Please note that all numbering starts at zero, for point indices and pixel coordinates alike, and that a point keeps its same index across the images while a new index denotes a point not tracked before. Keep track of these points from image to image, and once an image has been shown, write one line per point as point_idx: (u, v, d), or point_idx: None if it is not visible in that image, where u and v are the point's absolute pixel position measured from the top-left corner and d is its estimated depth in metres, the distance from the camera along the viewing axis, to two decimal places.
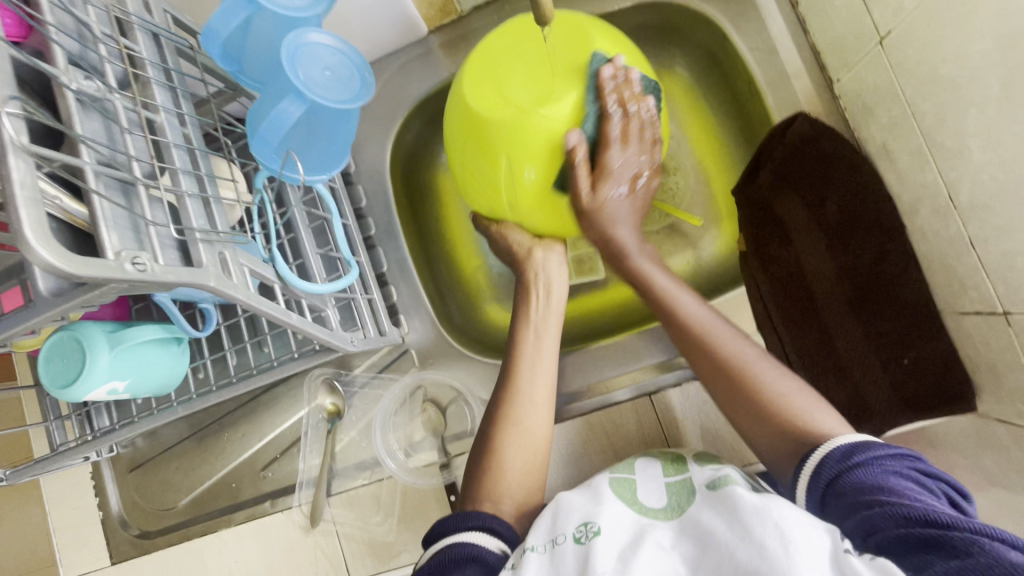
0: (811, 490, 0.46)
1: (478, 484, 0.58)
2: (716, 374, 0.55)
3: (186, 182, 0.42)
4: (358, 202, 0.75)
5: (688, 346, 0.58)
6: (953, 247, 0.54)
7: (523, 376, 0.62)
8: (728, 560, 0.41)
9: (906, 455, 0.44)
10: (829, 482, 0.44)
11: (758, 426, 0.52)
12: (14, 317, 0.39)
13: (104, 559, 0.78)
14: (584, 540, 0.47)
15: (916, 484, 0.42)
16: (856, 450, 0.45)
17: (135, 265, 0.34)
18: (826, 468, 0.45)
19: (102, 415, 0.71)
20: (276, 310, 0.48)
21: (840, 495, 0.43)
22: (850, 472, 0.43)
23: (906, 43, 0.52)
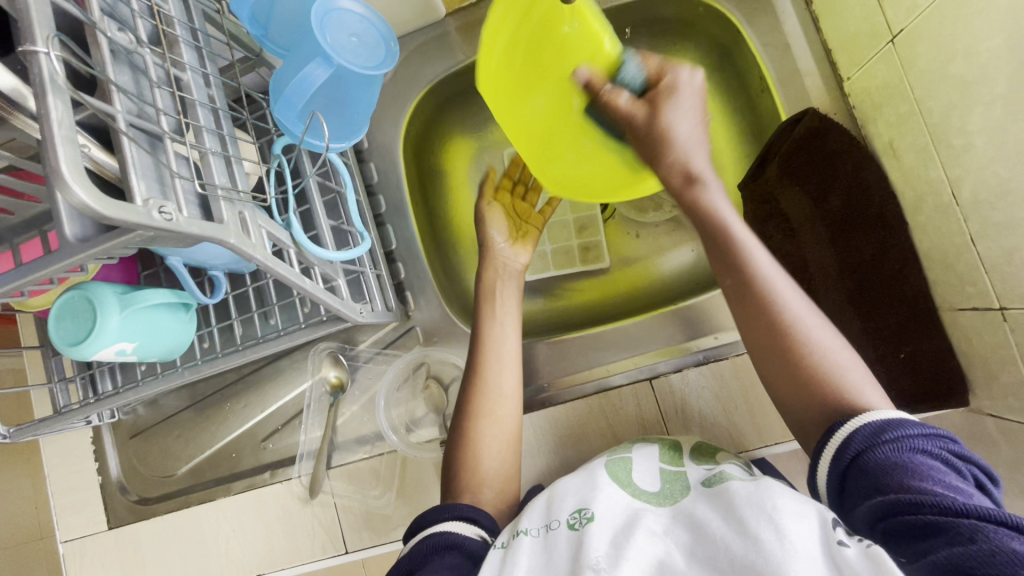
0: (833, 466, 0.44)
1: (458, 473, 0.59)
2: (771, 351, 0.49)
3: (210, 140, 0.43)
4: (370, 179, 0.76)
5: (744, 311, 0.51)
6: (954, 243, 0.55)
7: (488, 366, 0.63)
8: (723, 551, 0.42)
9: (939, 435, 0.42)
10: (853, 458, 0.43)
11: (798, 397, 0.48)
12: (32, 264, 0.40)
13: (101, 524, 0.78)
14: (577, 526, 0.48)
15: (942, 461, 0.41)
16: (886, 428, 0.42)
17: (161, 213, 0.35)
18: (852, 444, 0.43)
19: (106, 378, 0.72)
20: (291, 274, 0.48)
21: (862, 474, 0.42)
22: (875, 451, 0.42)
23: (916, 42, 0.53)
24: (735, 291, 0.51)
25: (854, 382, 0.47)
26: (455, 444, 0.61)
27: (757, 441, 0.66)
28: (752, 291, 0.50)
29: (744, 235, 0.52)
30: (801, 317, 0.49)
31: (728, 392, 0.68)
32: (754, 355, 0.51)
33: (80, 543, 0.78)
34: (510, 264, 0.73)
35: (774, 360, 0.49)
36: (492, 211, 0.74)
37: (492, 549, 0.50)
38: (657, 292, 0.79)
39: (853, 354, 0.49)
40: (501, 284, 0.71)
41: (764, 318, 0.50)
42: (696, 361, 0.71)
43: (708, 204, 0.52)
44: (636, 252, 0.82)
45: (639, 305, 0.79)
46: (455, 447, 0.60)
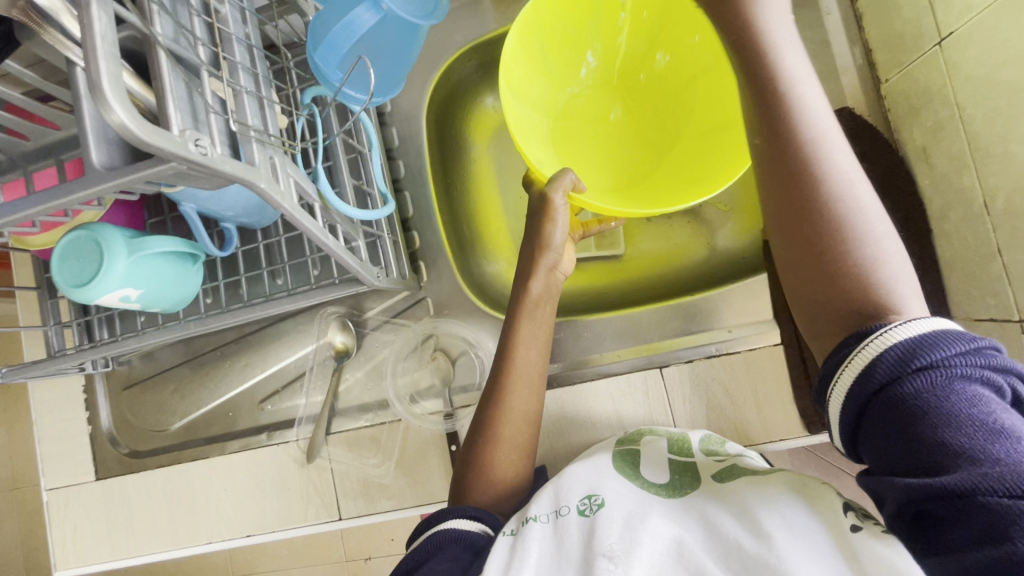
0: (852, 398, 0.38)
1: (468, 474, 0.56)
2: (790, 232, 0.41)
3: (244, 79, 0.41)
4: (391, 143, 0.75)
5: (773, 182, 0.42)
6: (978, 252, 0.55)
7: (512, 392, 0.57)
8: (736, 552, 0.43)
9: (973, 353, 0.36)
10: (877, 392, 0.37)
11: (819, 298, 0.41)
12: (45, 194, 0.37)
13: (89, 474, 0.76)
14: (587, 513, 0.49)
15: (985, 392, 0.36)
16: (919, 352, 0.36)
17: (197, 146, 0.33)
18: (876, 373, 0.37)
19: (103, 326, 0.70)
20: (316, 228, 0.47)
21: (888, 418, 0.36)
22: (902, 385, 0.36)
23: (966, 45, 0.52)
24: (772, 154, 0.41)
25: (889, 274, 0.39)
26: (468, 460, 0.57)
27: (762, 436, 0.66)
28: (789, 161, 0.41)
29: (798, 79, 0.41)
30: (841, 190, 0.40)
31: (736, 385, 0.68)
32: (776, 241, 0.43)
33: (64, 493, 0.76)
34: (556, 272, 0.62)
35: (800, 243, 0.41)
36: (556, 203, 0.59)
37: (501, 535, 0.49)
38: (669, 282, 0.79)
39: (891, 231, 0.40)
40: (544, 296, 0.60)
41: (794, 194, 0.40)
42: (708, 352, 0.70)
43: (768, 38, 0.41)
44: (651, 242, 0.80)
45: (652, 293, 0.79)
46: (471, 454, 0.57)
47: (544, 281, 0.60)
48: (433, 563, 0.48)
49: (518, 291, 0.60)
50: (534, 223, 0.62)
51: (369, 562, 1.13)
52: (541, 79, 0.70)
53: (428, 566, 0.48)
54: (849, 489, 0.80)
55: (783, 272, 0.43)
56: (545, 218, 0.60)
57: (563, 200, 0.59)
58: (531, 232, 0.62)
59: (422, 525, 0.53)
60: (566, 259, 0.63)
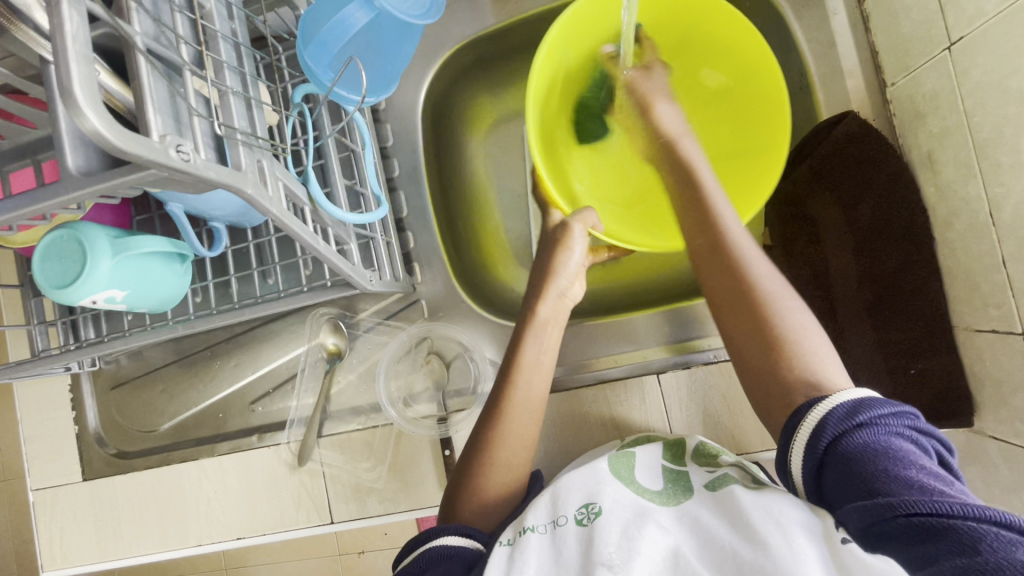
0: (807, 453, 0.43)
1: (460, 491, 0.55)
2: (735, 310, 0.51)
3: (231, 78, 0.39)
4: (385, 140, 0.73)
5: (713, 268, 0.53)
6: (982, 263, 0.54)
7: (513, 414, 0.56)
8: (730, 557, 0.43)
9: (904, 414, 0.42)
10: (829, 443, 0.41)
11: (765, 362, 0.48)
12: (19, 199, 0.35)
13: (75, 474, 0.75)
14: (585, 522, 0.48)
15: (917, 446, 0.41)
16: (861, 408, 0.42)
17: (178, 152, 0.32)
18: (826, 429, 0.42)
19: (88, 326, 0.68)
20: (305, 233, 0.45)
21: (841, 462, 0.41)
22: (849, 435, 0.41)
23: (977, 50, 0.50)
24: (705, 247, 0.54)
25: (814, 345, 0.47)
26: (461, 478, 0.56)
27: (759, 444, 0.66)
28: (722, 253, 0.53)
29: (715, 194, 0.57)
30: (760, 275, 0.51)
31: (734, 392, 0.67)
32: (721, 313, 0.52)
33: (51, 493, 0.75)
34: (568, 296, 0.63)
35: (742, 319, 0.50)
36: (573, 231, 0.62)
37: (498, 545, 0.48)
38: (667, 285, 0.78)
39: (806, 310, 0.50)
40: (551, 320, 0.60)
41: (731, 276, 0.52)
42: (705, 359, 0.69)
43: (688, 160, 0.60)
44: None
45: (649, 297, 0.77)
46: (467, 471, 0.56)
47: (552, 305, 0.61)
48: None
49: (527, 308, 0.61)
50: (547, 251, 0.64)
51: (362, 556, 1.13)
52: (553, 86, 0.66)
53: None
54: None
55: (730, 339, 0.51)
56: (561, 245, 0.62)
57: (580, 230, 0.63)
58: (542, 258, 0.64)
59: (414, 540, 0.52)
60: (577, 287, 0.64)
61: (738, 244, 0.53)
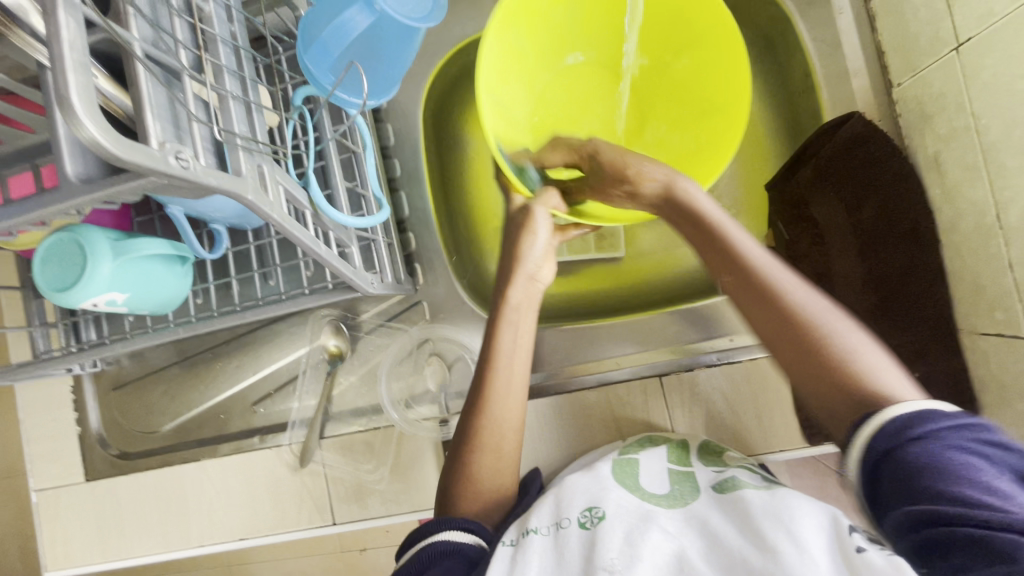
0: (861, 465, 0.38)
1: (450, 483, 0.55)
2: (790, 343, 0.42)
3: (230, 83, 0.39)
4: (386, 141, 0.72)
5: (747, 300, 0.44)
6: (988, 266, 0.54)
7: (495, 408, 0.55)
8: (740, 563, 0.41)
9: (970, 426, 0.36)
10: (883, 456, 0.37)
11: (816, 387, 0.41)
12: (18, 205, 0.35)
13: (78, 475, 0.75)
14: (589, 525, 0.48)
15: (985, 463, 0.36)
16: (913, 423, 0.36)
17: (178, 160, 0.32)
18: (879, 444, 0.37)
19: (89, 328, 0.68)
20: (306, 237, 0.45)
21: (895, 477, 0.36)
22: (906, 450, 0.36)
23: (985, 51, 0.50)
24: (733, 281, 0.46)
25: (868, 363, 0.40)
26: (455, 469, 0.55)
27: (762, 446, 0.65)
28: (752, 283, 0.44)
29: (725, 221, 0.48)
30: (798, 300, 0.42)
31: (737, 394, 0.67)
32: (761, 337, 0.44)
33: (54, 494, 0.75)
34: (536, 281, 0.61)
35: (783, 345, 0.42)
36: (537, 215, 0.60)
37: (500, 546, 0.48)
38: (669, 286, 0.77)
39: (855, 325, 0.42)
40: (524, 305, 0.59)
41: (765, 303, 0.43)
42: (709, 361, 0.69)
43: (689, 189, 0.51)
44: (653, 243, 0.78)
45: (650, 298, 0.77)
46: (456, 461, 0.56)
47: (524, 291, 0.59)
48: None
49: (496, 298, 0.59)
50: (511, 236, 0.62)
51: (364, 554, 1.13)
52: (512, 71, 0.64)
53: None
54: None
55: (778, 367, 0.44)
56: (524, 229, 0.60)
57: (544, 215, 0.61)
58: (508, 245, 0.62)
59: (412, 538, 0.52)
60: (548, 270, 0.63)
61: (765, 272, 0.44)
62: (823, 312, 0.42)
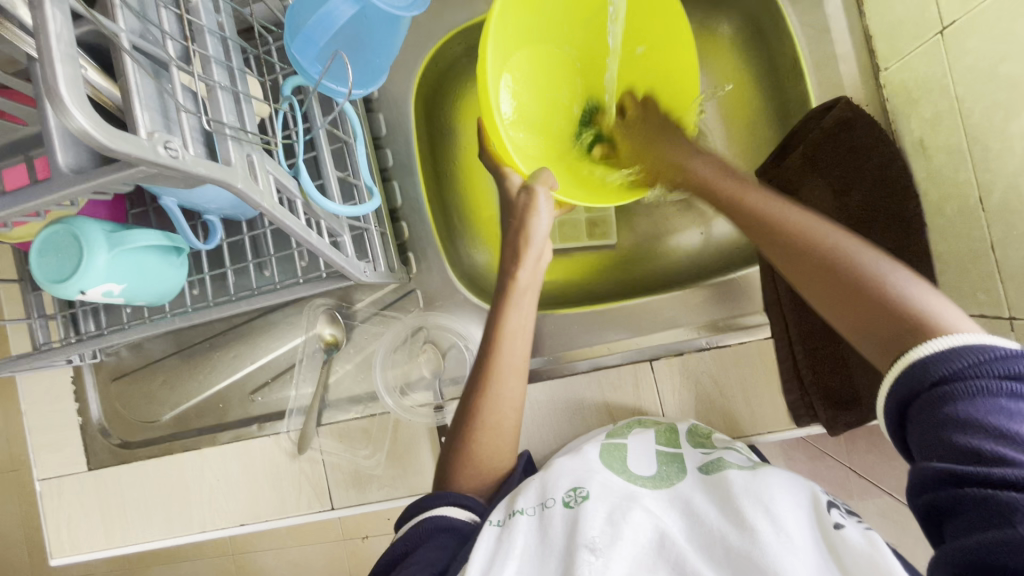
0: (888, 400, 0.40)
1: (448, 466, 0.57)
2: (833, 280, 0.45)
3: (218, 73, 0.39)
4: (378, 131, 0.73)
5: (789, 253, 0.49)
6: (971, 249, 0.54)
7: (492, 401, 0.56)
8: (719, 541, 0.44)
9: (1005, 363, 0.36)
10: (904, 398, 0.39)
11: (859, 315, 0.43)
12: (8, 197, 0.35)
13: (81, 464, 0.77)
14: (573, 505, 0.49)
15: (1013, 406, 0.35)
16: (935, 365, 0.37)
17: (167, 149, 0.32)
18: (903, 383, 0.39)
19: (88, 319, 0.69)
20: (297, 225, 0.45)
21: (914, 419, 0.38)
22: (924, 394, 0.37)
23: (968, 35, 0.50)
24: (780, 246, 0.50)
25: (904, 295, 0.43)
26: (451, 449, 0.57)
27: (751, 428, 0.67)
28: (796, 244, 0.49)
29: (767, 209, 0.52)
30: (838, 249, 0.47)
31: (726, 378, 0.68)
32: (810, 283, 0.47)
33: (57, 482, 0.76)
34: (535, 260, 0.61)
35: (829, 282, 0.46)
36: (539, 197, 0.61)
37: (487, 525, 0.49)
38: (663, 274, 0.78)
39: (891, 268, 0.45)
40: (528, 287, 0.60)
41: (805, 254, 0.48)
42: (699, 346, 0.69)
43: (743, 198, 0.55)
44: (645, 230, 0.79)
45: (639, 284, 0.78)
46: (455, 442, 0.57)
47: (532, 270, 0.60)
48: (420, 553, 0.50)
49: (505, 279, 0.60)
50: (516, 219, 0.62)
51: (366, 541, 1.15)
52: (501, 59, 0.63)
53: (417, 554, 0.50)
54: (832, 474, 0.81)
55: (821, 305, 0.46)
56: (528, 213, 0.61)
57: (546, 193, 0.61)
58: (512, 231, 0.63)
59: (411, 510, 0.54)
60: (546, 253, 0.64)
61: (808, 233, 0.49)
62: (844, 246, 0.47)
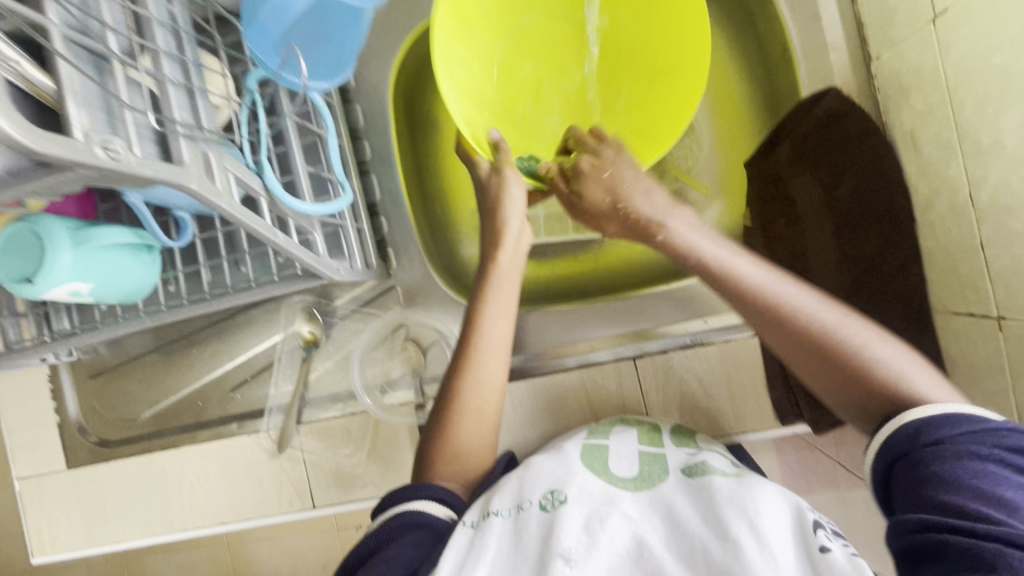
0: (877, 457, 0.39)
1: (424, 460, 0.55)
2: (809, 344, 0.43)
3: (169, 67, 0.38)
4: (355, 122, 0.70)
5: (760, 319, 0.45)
6: (961, 246, 0.53)
7: (465, 405, 0.55)
8: (701, 554, 0.42)
9: (990, 433, 0.36)
10: (894, 454, 0.38)
11: (835, 380, 0.42)
12: None
13: (60, 463, 0.76)
14: (549, 508, 0.48)
15: (998, 472, 0.35)
16: (928, 429, 0.37)
17: (107, 151, 0.31)
18: (895, 440, 0.38)
19: (62, 316, 0.66)
20: (260, 226, 0.44)
21: (902, 476, 0.37)
22: (916, 452, 0.37)
23: (960, 23, 0.48)
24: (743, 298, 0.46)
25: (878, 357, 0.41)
26: (428, 446, 0.55)
27: (735, 426, 0.66)
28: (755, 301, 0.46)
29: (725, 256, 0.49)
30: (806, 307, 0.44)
31: (710, 375, 0.67)
32: (781, 341, 0.45)
33: (37, 481, 0.75)
34: (517, 245, 0.59)
35: (802, 344, 0.43)
36: (510, 178, 0.58)
37: (460, 527, 0.47)
38: (647, 267, 0.75)
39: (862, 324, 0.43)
40: (509, 274, 0.58)
41: (778, 319, 0.44)
42: (683, 343, 0.68)
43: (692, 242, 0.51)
44: None
45: (627, 280, 0.74)
46: (432, 436, 0.55)
47: (512, 253, 0.58)
48: (392, 549, 0.47)
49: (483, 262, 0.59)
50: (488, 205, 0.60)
51: None
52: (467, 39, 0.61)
53: (391, 547, 0.47)
54: None
55: (798, 365, 0.44)
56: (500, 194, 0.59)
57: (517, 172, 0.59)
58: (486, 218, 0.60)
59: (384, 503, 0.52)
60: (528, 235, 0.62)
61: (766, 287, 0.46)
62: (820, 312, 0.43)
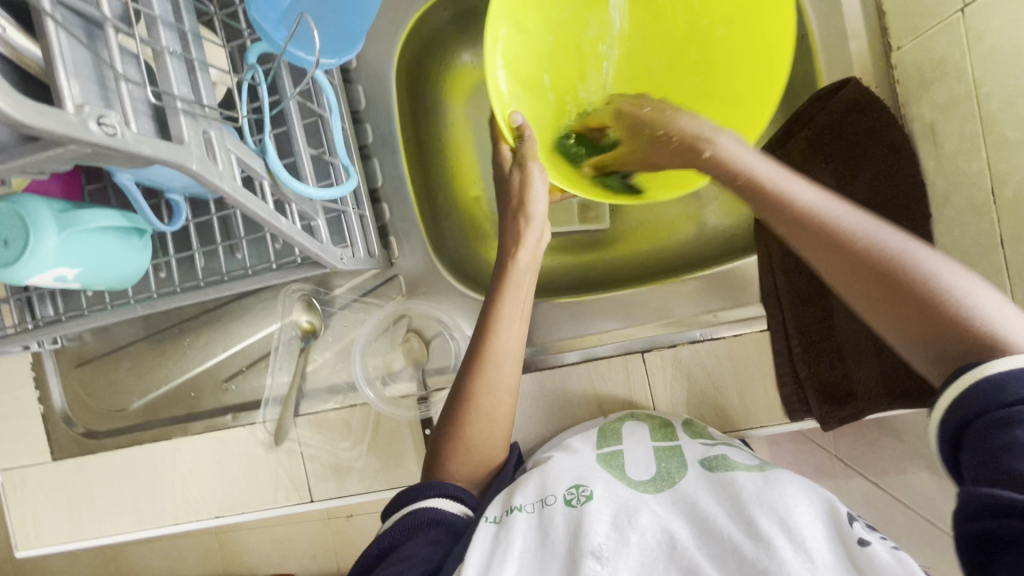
0: (945, 419, 0.36)
1: (438, 458, 0.54)
2: (880, 284, 0.39)
3: (167, 37, 0.35)
4: (356, 104, 0.68)
5: (815, 242, 0.41)
6: (979, 243, 0.52)
7: (481, 391, 0.53)
8: (732, 552, 0.41)
9: None
10: (967, 417, 0.34)
11: (913, 326, 0.38)
12: None
13: (45, 455, 0.73)
14: (574, 503, 0.47)
15: None
16: (1009, 384, 0.33)
17: (100, 125, 0.28)
18: (968, 401, 0.34)
19: (46, 303, 0.64)
20: (263, 210, 0.41)
21: (974, 443, 0.34)
22: (989, 416, 0.33)
23: (990, 13, 0.47)
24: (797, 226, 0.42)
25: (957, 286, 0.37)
26: (438, 445, 0.54)
27: (743, 421, 0.65)
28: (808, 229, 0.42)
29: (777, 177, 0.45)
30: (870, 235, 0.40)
31: (719, 370, 0.66)
32: (841, 283, 0.41)
33: (20, 474, 0.73)
34: (535, 243, 0.56)
35: (868, 284, 0.39)
36: (535, 172, 0.55)
37: (483, 522, 0.47)
38: (655, 260, 0.74)
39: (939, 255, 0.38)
40: (528, 271, 0.55)
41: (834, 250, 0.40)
42: (691, 338, 0.67)
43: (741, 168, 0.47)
44: (638, 215, 0.75)
45: (629, 272, 0.74)
46: (441, 437, 0.54)
47: (532, 251, 0.55)
48: (409, 547, 0.47)
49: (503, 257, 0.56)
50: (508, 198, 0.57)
51: None
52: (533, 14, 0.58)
53: (406, 548, 0.47)
54: None
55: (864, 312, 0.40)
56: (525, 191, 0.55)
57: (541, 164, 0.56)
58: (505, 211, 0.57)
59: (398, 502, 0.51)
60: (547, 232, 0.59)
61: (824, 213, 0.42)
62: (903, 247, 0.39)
